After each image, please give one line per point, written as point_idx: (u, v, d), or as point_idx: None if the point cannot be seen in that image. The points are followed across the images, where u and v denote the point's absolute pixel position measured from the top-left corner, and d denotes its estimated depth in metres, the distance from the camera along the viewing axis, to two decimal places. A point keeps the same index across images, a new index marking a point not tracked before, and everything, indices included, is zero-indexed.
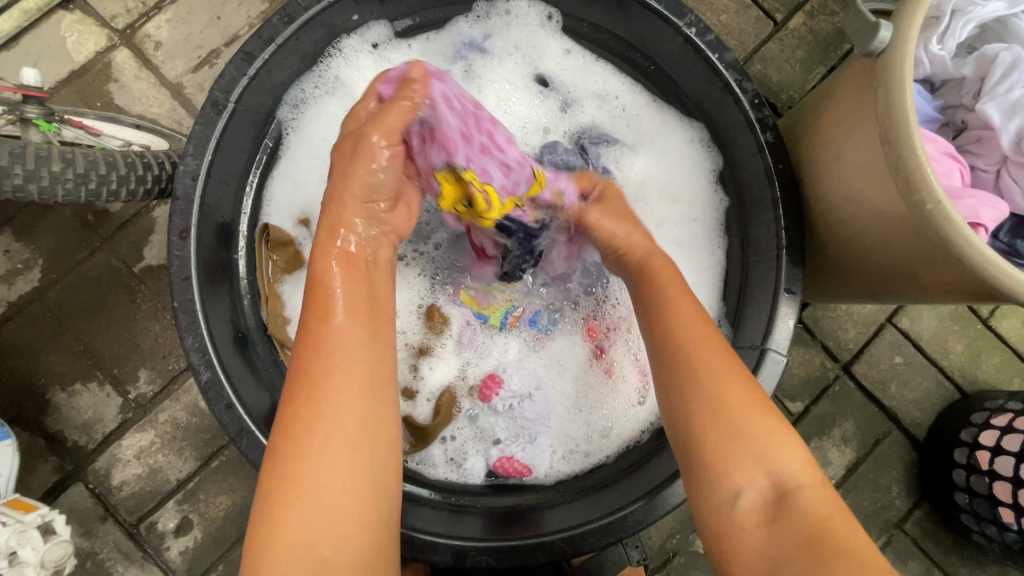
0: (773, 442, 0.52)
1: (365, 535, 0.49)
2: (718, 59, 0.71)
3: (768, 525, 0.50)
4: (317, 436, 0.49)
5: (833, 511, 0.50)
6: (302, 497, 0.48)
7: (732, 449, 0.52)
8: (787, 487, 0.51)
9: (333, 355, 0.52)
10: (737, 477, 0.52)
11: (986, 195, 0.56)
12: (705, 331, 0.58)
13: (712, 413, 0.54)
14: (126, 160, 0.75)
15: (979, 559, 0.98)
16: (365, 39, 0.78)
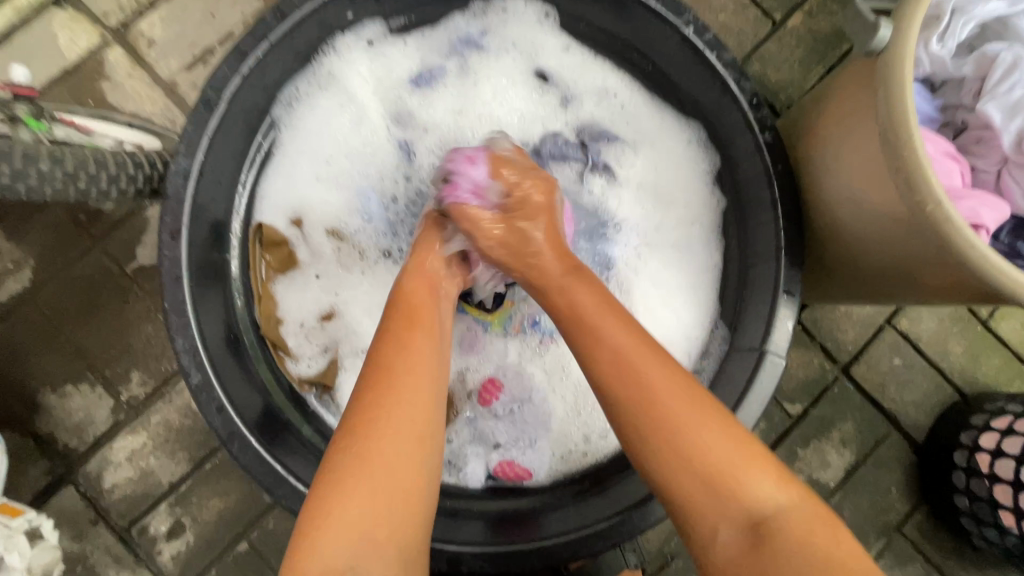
0: (741, 469, 0.48)
1: (410, 529, 0.48)
2: (717, 58, 0.70)
3: (748, 557, 0.45)
4: (387, 426, 0.49)
5: (816, 529, 0.46)
6: (360, 487, 0.47)
7: (695, 488, 0.48)
8: (762, 517, 0.46)
9: (411, 353, 0.54)
10: (708, 516, 0.47)
11: (987, 197, 0.56)
12: (646, 354, 0.54)
13: (666, 448, 0.49)
14: (117, 158, 0.74)
15: (979, 562, 0.97)
16: (360, 36, 0.77)
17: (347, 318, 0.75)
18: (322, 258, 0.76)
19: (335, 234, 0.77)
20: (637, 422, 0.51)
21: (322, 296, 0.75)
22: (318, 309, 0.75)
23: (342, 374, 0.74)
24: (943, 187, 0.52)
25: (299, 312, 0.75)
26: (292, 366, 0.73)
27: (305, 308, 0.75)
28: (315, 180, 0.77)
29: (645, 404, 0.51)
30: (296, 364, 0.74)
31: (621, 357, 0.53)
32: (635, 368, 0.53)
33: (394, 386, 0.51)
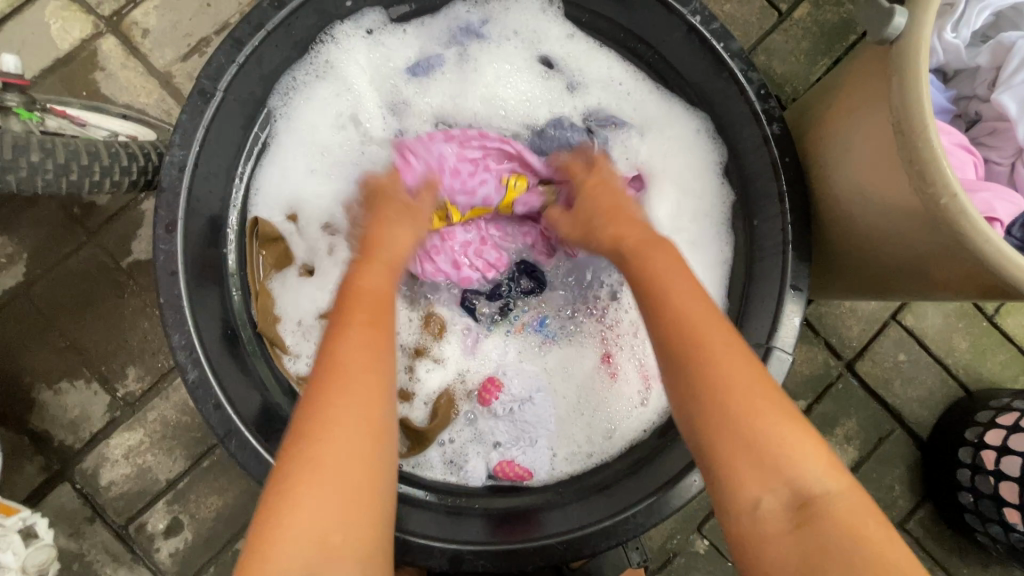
0: (793, 444, 0.46)
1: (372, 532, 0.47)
2: (724, 48, 0.68)
3: (791, 531, 0.44)
4: (333, 432, 0.47)
5: (865, 516, 0.44)
6: (312, 489, 0.45)
7: (744, 458, 0.46)
8: (810, 495, 0.45)
9: (356, 349, 0.50)
10: (752, 485, 0.46)
11: (1003, 189, 0.54)
12: (712, 320, 0.52)
13: (722, 415, 0.48)
14: (110, 150, 0.72)
15: (982, 559, 0.97)
16: (358, 25, 0.76)
17: None
18: (316, 255, 0.74)
19: (329, 229, 0.75)
20: (695, 385, 0.49)
21: (318, 294, 0.74)
22: (315, 307, 0.73)
23: None
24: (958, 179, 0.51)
25: (295, 310, 0.73)
26: (289, 363, 0.72)
27: (303, 306, 0.73)
28: (311, 171, 0.75)
29: (704, 365, 0.49)
30: (293, 362, 0.72)
31: (685, 318, 0.52)
32: (696, 335, 0.51)
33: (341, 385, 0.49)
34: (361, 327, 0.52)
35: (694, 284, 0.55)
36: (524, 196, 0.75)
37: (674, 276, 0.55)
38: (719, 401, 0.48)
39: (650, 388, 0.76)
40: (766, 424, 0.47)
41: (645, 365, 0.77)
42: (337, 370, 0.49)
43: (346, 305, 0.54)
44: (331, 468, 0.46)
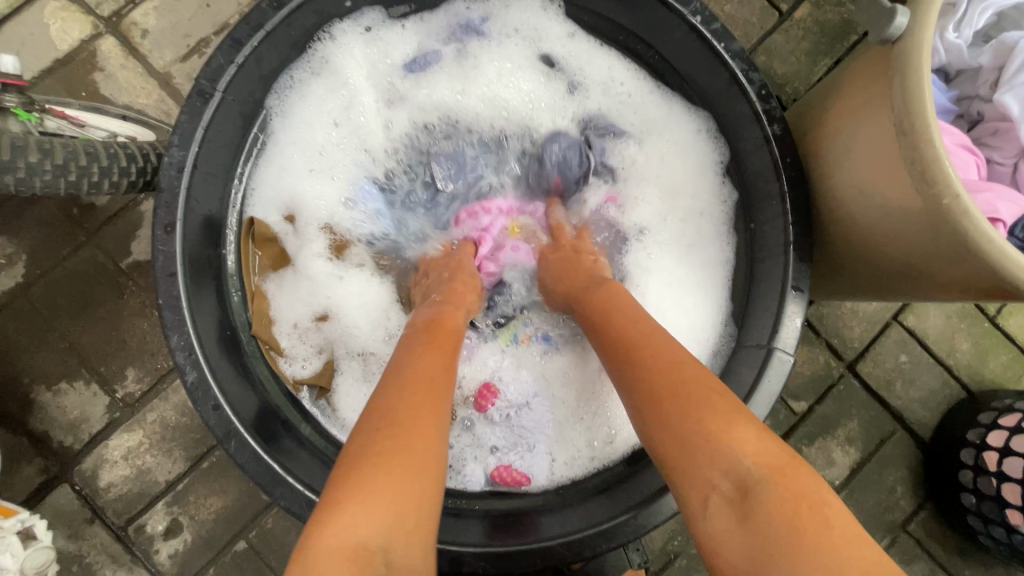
0: (730, 436, 0.45)
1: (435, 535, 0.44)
2: (724, 48, 0.68)
3: (740, 524, 0.42)
4: (438, 425, 0.47)
5: (800, 502, 0.41)
6: (415, 468, 0.43)
7: (682, 455, 0.46)
8: (750, 485, 0.43)
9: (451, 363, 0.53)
10: (693, 482, 0.45)
11: (1006, 190, 0.54)
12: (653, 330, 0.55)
13: (657, 415, 0.48)
14: (108, 151, 0.72)
15: (985, 560, 0.97)
16: (358, 23, 0.75)
17: (343, 319, 0.74)
18: (311, 256, 0.74)
19: (329, 231, 0.75)
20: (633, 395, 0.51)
21: (313, 299, 0.73)
22: (311, 310, 0.73)
23: (338, 376, 0.73)
24: (960, 179, 0.51)
25: (292, 312, 0.73)
26: (287, 366, 0.72)
27: (298, 310, 0.73)
28: (310, 171, 0.75)
29: (635, 374, 0.51)
30: (290, 364, 0.72)
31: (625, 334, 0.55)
32: (635, 347, 0.53)
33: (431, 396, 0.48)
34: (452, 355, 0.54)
35: (632, 305, 0.59)
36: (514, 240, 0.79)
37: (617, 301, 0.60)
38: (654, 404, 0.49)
39: None
40: (693, 414, 0.47)
41: None
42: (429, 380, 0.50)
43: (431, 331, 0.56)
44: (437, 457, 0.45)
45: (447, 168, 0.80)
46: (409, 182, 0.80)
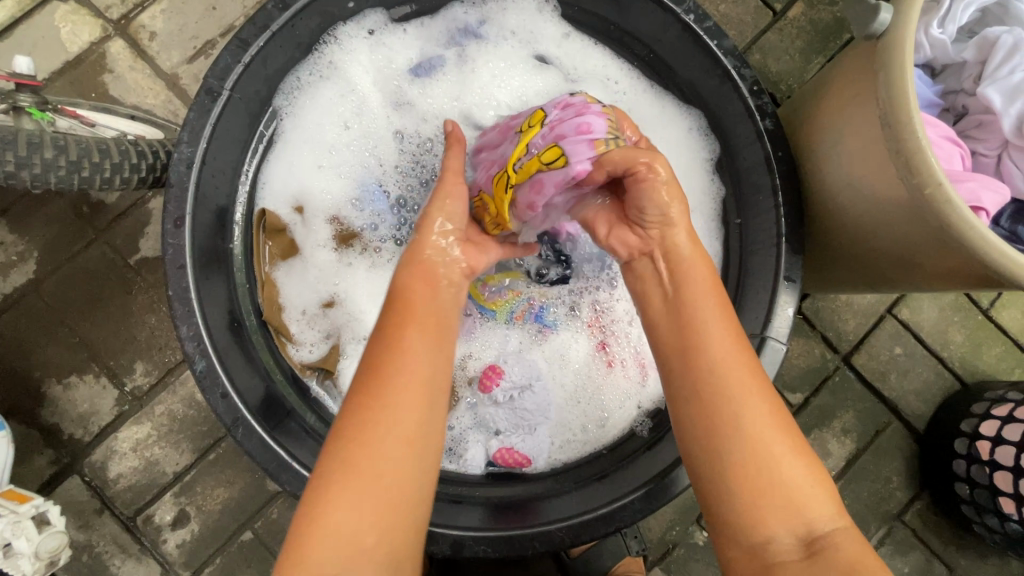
0: (814, 489, 0.49)
1: (399, 537, 0.48)
2: (717, 45, 0.70)
3: (806, 559, 0.47)
4: (378, 434, 0.49)
5: (871, 557, 0.46)
6: (354, 485, 0.47)
7: (769, 485, 0.49)
8: (819, 534, 0.48)
9: (405, 355, 0.53)
10: (770, 520, 0.48)
11: (988, 179, 0.56)
12: (738, 364, 0.53)
13: (748, 444, 0.50)
14: (119, 148, 0.74)
15: (980, 550, 0.98)
16: (361, 26, 0.77)
17: (350, 305, 0.76)
18: (317, 246, 0.76)
19: (335, 221, 0.77)
20: (725, 427, 0.51)
21: (321, 286, 0.76)
22: (318, 297, 0.75)
23: (344, 360, 0.75)
24: (943, 170, 0.53)
25: (300, 300, 0.75)
26: (294, 352, 0.74)
27: (306, 297, 0.75)
28: (320, 167, 0.77)
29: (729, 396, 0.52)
30: (297, 351, 0.74)
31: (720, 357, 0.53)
32: (729, 383, 0.52)
33: (383, 396, 0.50)
34: (418, 335, 0.54)
35: (724, 316, 0.56)
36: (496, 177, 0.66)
37: (702, 312, 0.55)
38: (755, 445, 0.50)
39: (646, 379, 0.77)
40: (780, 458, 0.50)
41: (641, 353, 0.78)
42: (375, 371, 0.52)
43: (396, 313, 0.55)
44: (373, 469, 0.48)
45: None
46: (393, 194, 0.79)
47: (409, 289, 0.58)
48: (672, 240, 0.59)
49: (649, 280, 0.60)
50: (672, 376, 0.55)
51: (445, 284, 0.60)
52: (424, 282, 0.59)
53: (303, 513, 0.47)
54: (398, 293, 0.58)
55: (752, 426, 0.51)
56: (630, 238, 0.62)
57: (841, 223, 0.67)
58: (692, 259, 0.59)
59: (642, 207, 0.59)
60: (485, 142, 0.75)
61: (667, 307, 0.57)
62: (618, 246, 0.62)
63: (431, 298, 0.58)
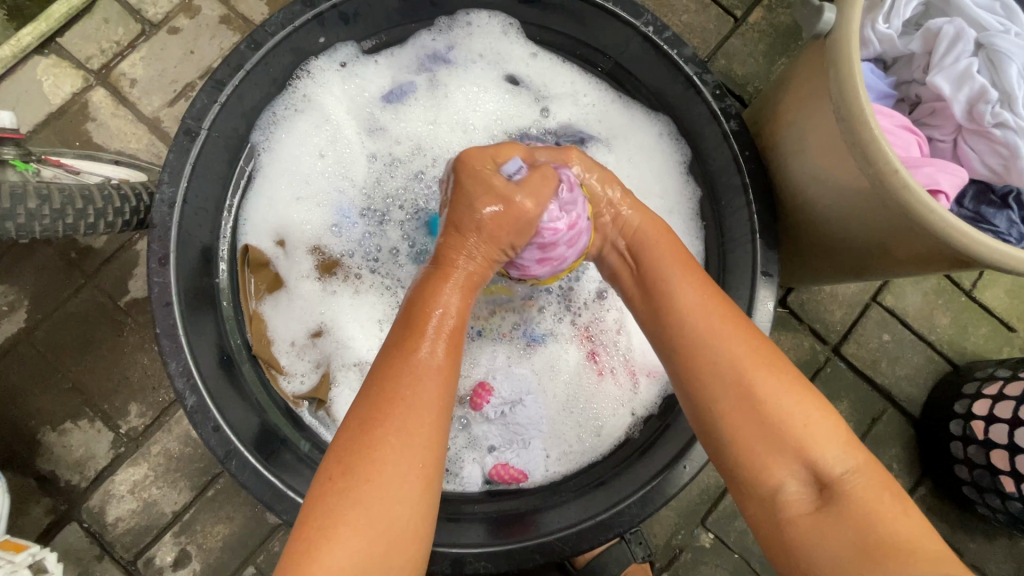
0: (815, 431, 0.52)
1: (410, 568, 0.48)
2: (677, 54, 0.73)
3: (815, 512, 0.51)
4: (389, 469, 0.49)
5: (881, 491, 0.50)
6: (363, 522, 0.47)
7: (761, 441, 0.53)
8: (828, 477, 0.51)
9: (415, 384, 0.52)
10: (776, 470, 0.52)
11: (943, 163, 0.57)
12: (710, 312, 0.58)
13: (738, 394, 0.54)
14: (102, 193, 0.76)
15: (988, 532, 0.97)
16: (332, 59, 0.79)
17: (337, 332, 0.77)
18: (301, 277, 0.77)
19: (317, 251, 0.78)
20: (709, 383, 0.55)
21: (307, 317, 0.76)
22: (306, 327, 0.76)
23: (335, 387, 0.75)
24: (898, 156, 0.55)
25: (288, 331, 0.76)
26: (285, 383, 0.75)
27: (293, 327, 0.76)
28: (297, 199, 0.78)
29: (703, 359, 0.56)
30: (288, 382, 0.75)
31: (696, 333, 0.57)
32: (701, 353, 0.56)
33: (396, 425, 0.50)
34: (431, 356, 0.54)
35: (694, 276, 0.61)
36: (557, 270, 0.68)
37: (670, 284, 0.61)
38: (743, 402, 0.54)
39: (637, 385, 0.78)
40: (777, 411, 0.53)
41: (631, 362, 0.79)
42: (390, 400, 0.51)
43: (410, 329, 0.56)
44: (386, 502, 0.48)
45: (433, 188, 0.81)
46: (368, 221, 0.80)
47: (430, 302, 0.57)
48: (624, 218, 0.67)
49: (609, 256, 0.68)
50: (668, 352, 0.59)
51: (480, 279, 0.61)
52: (462, 291, 0.59)
53: (314, 533, 0.47)
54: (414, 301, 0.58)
55: (758, 390, 0.54)
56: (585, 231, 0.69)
57: (801, 222, 0.71)
58: (653, 237, 0.65)
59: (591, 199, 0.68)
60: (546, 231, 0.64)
61: (643, 294, 0.63)
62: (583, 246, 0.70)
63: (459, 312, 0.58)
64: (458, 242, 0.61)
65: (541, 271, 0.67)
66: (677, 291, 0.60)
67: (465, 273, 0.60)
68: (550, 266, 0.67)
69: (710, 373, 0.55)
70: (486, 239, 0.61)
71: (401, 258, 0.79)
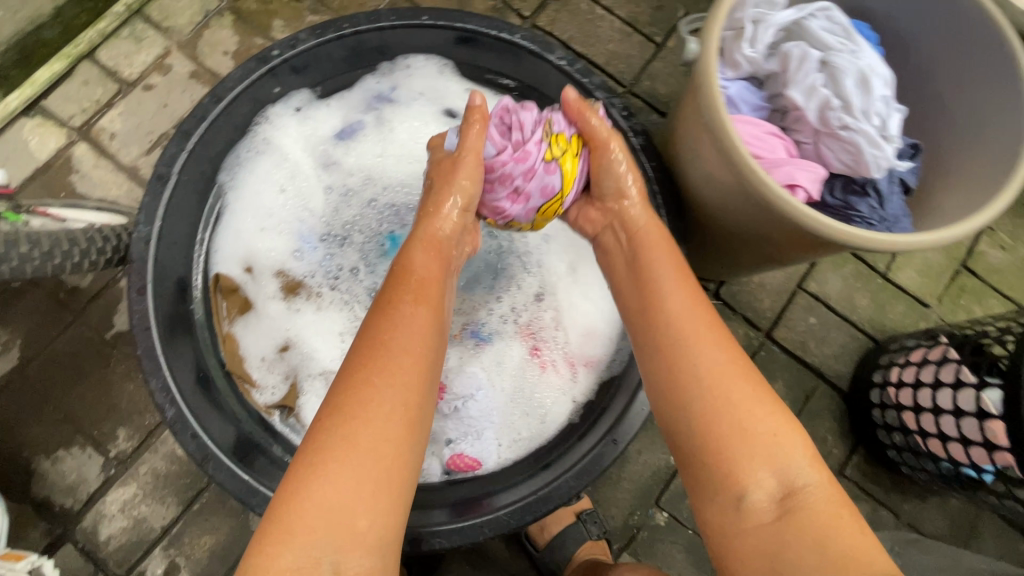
0: (783, 439, 0.59)
1: (390, 510, 0.55)
2: (589, 82, 0.84)
3: (776, 520, 0.56)
4: (378, 411, 0.56)
5: (840, 509, 0.56)
6: (351, 454, 0.54)
7: (729, 428, 0.59)
8: (793, 488, 0.57)
9: (399, 335, 0.61)
10: (745, 477, 0.58)
11: (803, 162, 0.68)
12: (691, 314, 0.67)
13: (708, 383, 0.62)
14: (85, 235, 0.84)
15: (919, 492, 1.06)
16: (288, 105, 0.89)
17: (302, 346, 0.85)
18: (268, 299, 0.86)
19: (281, 274, 0.87)
20: (687, 374, 0.63)
21: (276, 333, 0.85)
22: (274, 343, 0.85)
23: (303, 395, 0.84)
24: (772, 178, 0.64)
25: (259, 348, 0.84)
26: (258, 395, 0.83)
27: (263, 344, 0.85)
28: (262, 230, 0.88)
29: (682, 342, 0.65)
30: (260, 394, 0.83)
31: (678, 329, 0.66)
32: (682, 338, 0.65)
33: (383, 374, 0.58)
34: (410, 308, 0.63)
35: (680, 276, 0.70)
36: (532, 210, 0.79)
37: (659, 283, 0.70)
38: (712, 388, 0.62)
39: (576, 373, 0.86)
40: (751, 419, 0.59)
41: (569, 354, 0.88)
42: (380, 346, 0.60)
43: (394, 287, 0.66)
44: (372, 438, 0.55)
45: (384, 213, 0.91)
46: (328, 245, 0.89)
47: (408, 264, 0.70)
48: (630, 213, 0.77)
49: (608, 245, 0.80)
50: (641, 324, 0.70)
51: (447, 241, 0.75)
52: (425, 247, 0.73)
53: (305, 464, 0.54)
54: (399, 268, 0.69)
55: (733, 393, 0.61)
56: (595, 215, 0.82)
57: (700, 221, 0.82)
58: (649, 227, 0.75)
59: (598, 185, 0.79)
60: (498, 166, 0.76)
61: (636, 289, 0.72)
62: (585, 224, 0.84)
63: (426, 264, 0.70)
64: (430, 223, 0.74)
65: (517, 208, 0.78)
66: (652, 273, 0.71)
67: (436, 232, 0.74)
68: (518, 203, 0.78)
69: (685, 351, 0.64)
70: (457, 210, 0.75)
71: (357, 276, 0.89)
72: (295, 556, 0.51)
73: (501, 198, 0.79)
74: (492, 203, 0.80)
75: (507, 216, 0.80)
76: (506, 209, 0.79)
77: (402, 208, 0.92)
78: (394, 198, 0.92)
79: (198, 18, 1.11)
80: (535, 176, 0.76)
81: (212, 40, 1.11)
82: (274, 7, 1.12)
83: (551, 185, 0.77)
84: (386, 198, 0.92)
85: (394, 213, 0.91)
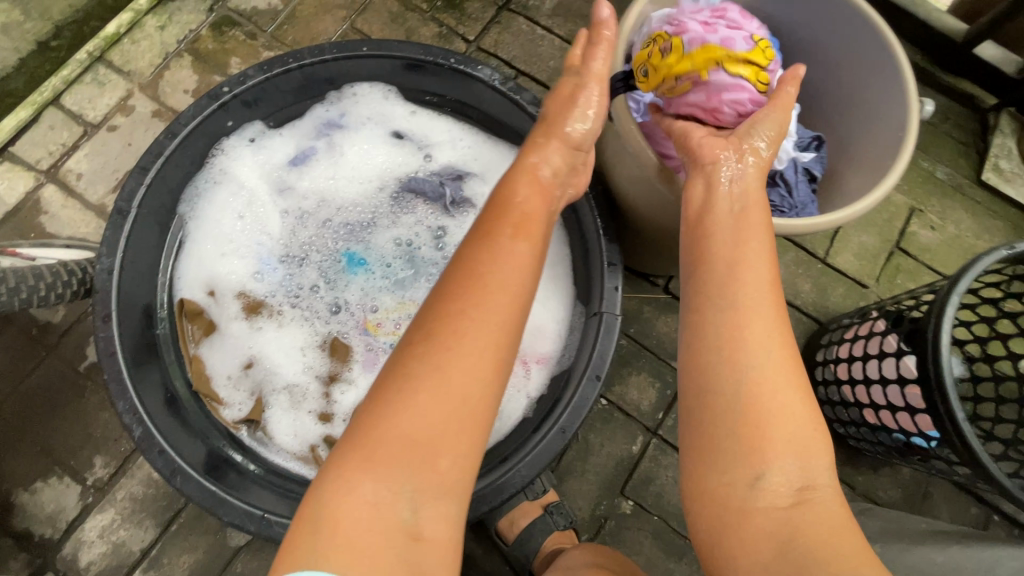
0: (815, 431, 0.54)
1: (470, 445, 0.54)
2: (520, 98, 0.87)
3: (789, 509, 0.51)
4: (466, 346, 0.56)
5: (847, 521, 0.51)
6: (436, 384, 0.54)
7: (777, 390, 0.55)
8: (812, 481, 0.53)
9: (491, 272, 0.61)
10: (772, 455, 0.53)
11: None
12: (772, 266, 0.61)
13: (782, 336, 0.57)
14: (51, 270, 0.89)
15: (871, 464, 1.12)
16: (242, 136, 0.95)
17: (264, 363, 0.89)
18: (231, 319, 0.91)
19: (242, 296, 0.92)
20: (768, 319, 0.58)
21: (239, 352, 0.89)
22: (238, 361, 0.89)
23: (268, 409, 0.88)
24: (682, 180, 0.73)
25: (224, 367, 0.89)
26: (225, 412, 0.87)
27: (228, 362, 0.89)
28: (223, 255, 0.93)
29: (762, 289, 0.59)
30: (228, 410, 0.87)
31: (764, 272, 0.61)
32: (765, 285, 0.60)
33: (472, 312, 0.58)
34: (506, 244, 0.64)
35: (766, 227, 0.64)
36: (700, 49, 0.73)
37: (747, 227, 0.63)
38: (777, 346, 0.57)
39: (530, 370, 0.91)
40: (786, 397, 0.55)
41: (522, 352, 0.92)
42: (474, 282, 0.60)
43: (491, 222, 0.66)
44: (459, 372, 0.55)
45: (339, 232, 0.96)
46: (289, 265, 0.94)
47: (511, 200, 0.70)
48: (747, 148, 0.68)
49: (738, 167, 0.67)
50: (701, 262, 0.63)
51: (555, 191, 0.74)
52: (530, 183, 0.72)
53: (391, 385, 0.55)
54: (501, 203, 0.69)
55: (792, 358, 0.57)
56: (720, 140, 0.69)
57: (639, 220, 0.88)
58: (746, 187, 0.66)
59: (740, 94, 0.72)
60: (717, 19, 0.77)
61: (728, 226, 0.64)
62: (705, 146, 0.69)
63: (528, 200, 0.70)
64: (525, 167, 0.74)
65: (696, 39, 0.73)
66: (726, 219, 0.64)
67: (537, 173, 0.73)
68: (705, 33, 0.74)
69: (759, 297, 0.59)
70: (566, 144, 0.76)
71: (316, 293, 0.93)
72: (377, 486, 0.51)
73: (692, 23, 0.75)
74: (677, 28, 0.75)
75: (682, 33, 0.74)
76: (684, 33, 0.74)
77: (357, 225, 0.97)
78: (348, 218, 0.97)
79: (159, 61, 1.17)
80: (741, 39, 0.74)
81: (173, 79, 1.16)
82: (231, 46, 1.19)
83: (737, 51, 0.73)
84: (341, 219, 0.97)
85: (350, 231, 0.96)
